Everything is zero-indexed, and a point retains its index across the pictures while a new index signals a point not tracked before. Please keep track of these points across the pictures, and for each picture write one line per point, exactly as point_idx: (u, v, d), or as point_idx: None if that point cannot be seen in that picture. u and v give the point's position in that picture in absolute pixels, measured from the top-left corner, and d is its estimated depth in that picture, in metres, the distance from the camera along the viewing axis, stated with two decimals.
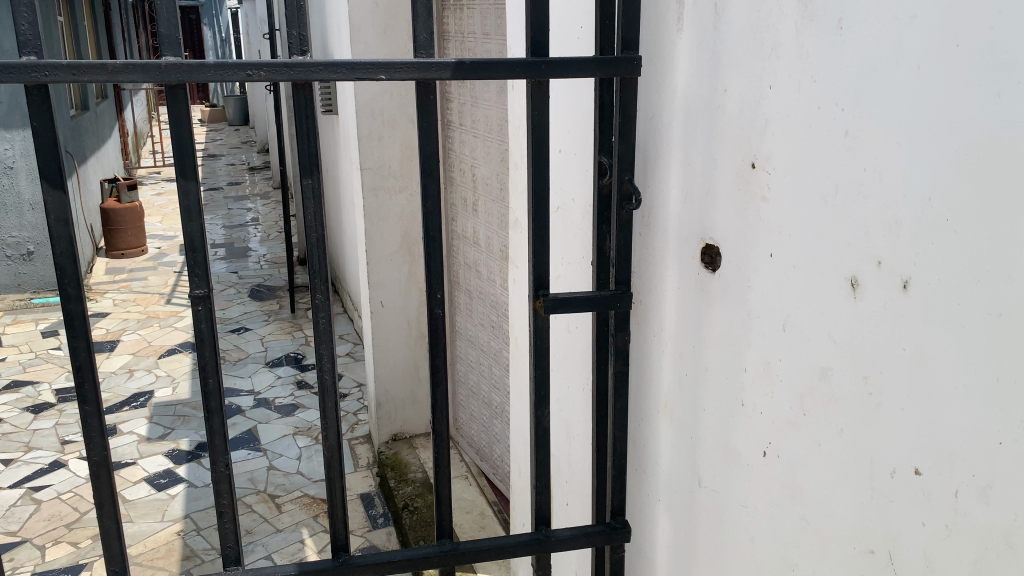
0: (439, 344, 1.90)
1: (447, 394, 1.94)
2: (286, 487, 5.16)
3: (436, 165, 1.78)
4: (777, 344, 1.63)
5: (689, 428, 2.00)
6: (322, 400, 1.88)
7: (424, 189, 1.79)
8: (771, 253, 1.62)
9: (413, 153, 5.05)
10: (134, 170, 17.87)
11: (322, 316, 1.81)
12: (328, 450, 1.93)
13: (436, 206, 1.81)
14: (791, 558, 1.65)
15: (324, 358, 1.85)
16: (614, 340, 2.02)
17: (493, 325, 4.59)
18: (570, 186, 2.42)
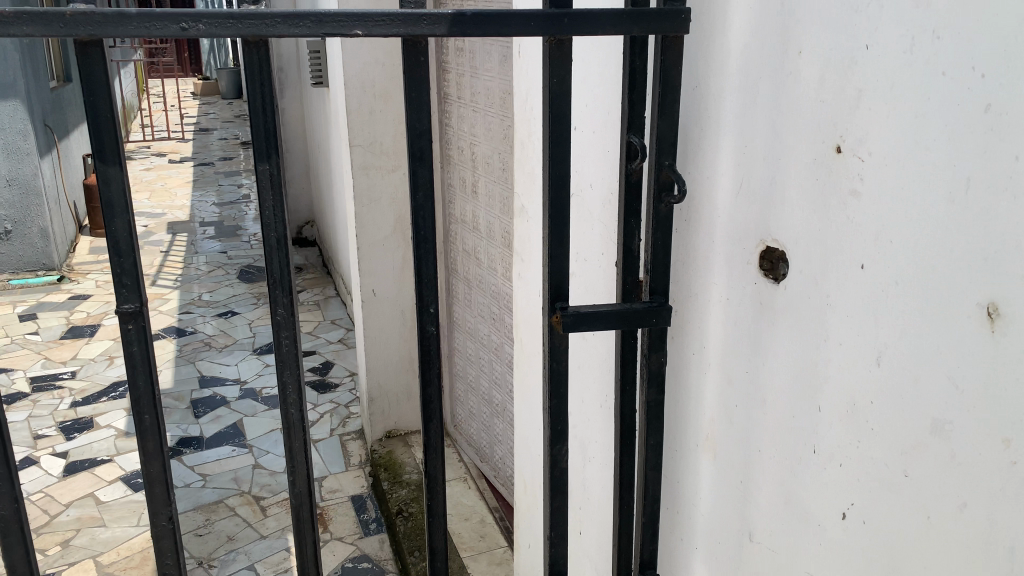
0: (432, 368, 1.52)
1: (442, 430, 1.57)
2: (272, 488, 4.82)
3: (428, 146, 1.40)
4: (867, 382, 1.27)
5: (738, 469, 1.65)
6: (288, 439, 1.49)
7: (413, 176, 1.41)
8: (861, 264, 1.26)
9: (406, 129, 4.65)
10: (124, 145, 17.40)
11: (286, 336, 1.42)
12: (297, 502, 1.53)
13: (428, 199, 1.43)
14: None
15: (290, 388, 1.46)
16: (647, 362, 1.65)
17: (494, 318, 4.23)
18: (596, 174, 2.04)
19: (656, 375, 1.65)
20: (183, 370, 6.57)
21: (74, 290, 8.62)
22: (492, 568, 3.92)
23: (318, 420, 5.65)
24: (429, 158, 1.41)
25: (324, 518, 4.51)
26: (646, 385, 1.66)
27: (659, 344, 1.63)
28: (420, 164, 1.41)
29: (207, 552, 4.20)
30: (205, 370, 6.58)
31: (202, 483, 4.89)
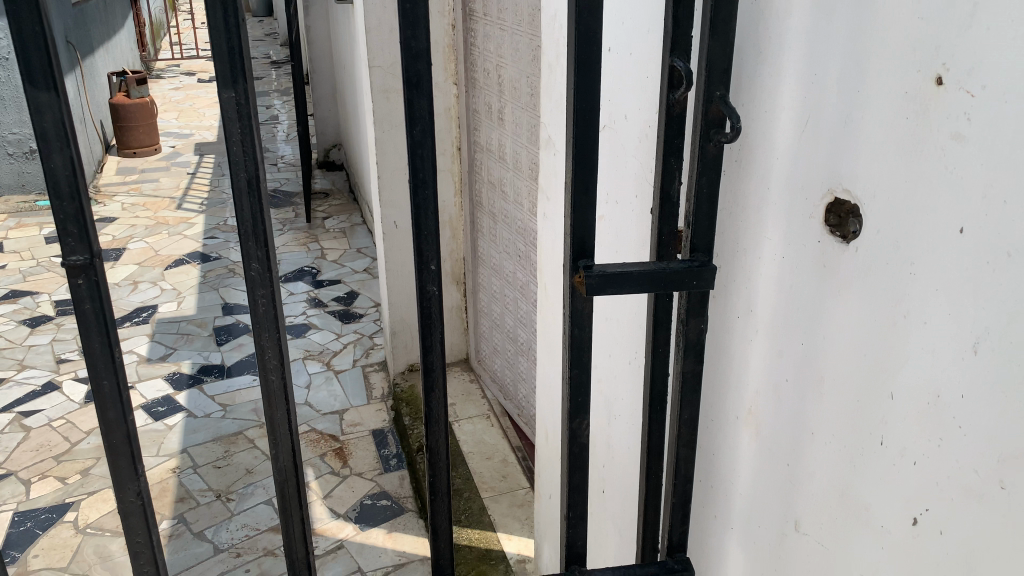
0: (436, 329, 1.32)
1: (446, 402, 1.37)
2: None
3: (427, 70, 1.15)
4: (956, 372, 1.04)
5: (785, 451, 1.44)
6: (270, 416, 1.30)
7: (410, 107, 1.17)
8: (960, 227, 1.01)
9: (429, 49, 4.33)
10: (152, 63, 17.11)
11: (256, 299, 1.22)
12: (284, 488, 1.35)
13: (429, 135, 1.19)
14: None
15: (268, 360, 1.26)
16: (685, 329, 1.41)
17: (521, 254, 4.02)
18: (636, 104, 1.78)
19: (692, 343, 1.42)
20: (206, 297, 6.47)
21: (100, 212, 8.52)
22: (513, 510, 3.80)
23: (341, 350, 5.53)
24: (428, 87, 1.17)
25: (344, 454, 4.40)
26: (681, 353, 1.44)
27: (698, 309, 1.40)
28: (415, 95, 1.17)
29: (226, 485, 4.09)
30: (228, 297, 6.47)
31: (222, 414, 4.80)
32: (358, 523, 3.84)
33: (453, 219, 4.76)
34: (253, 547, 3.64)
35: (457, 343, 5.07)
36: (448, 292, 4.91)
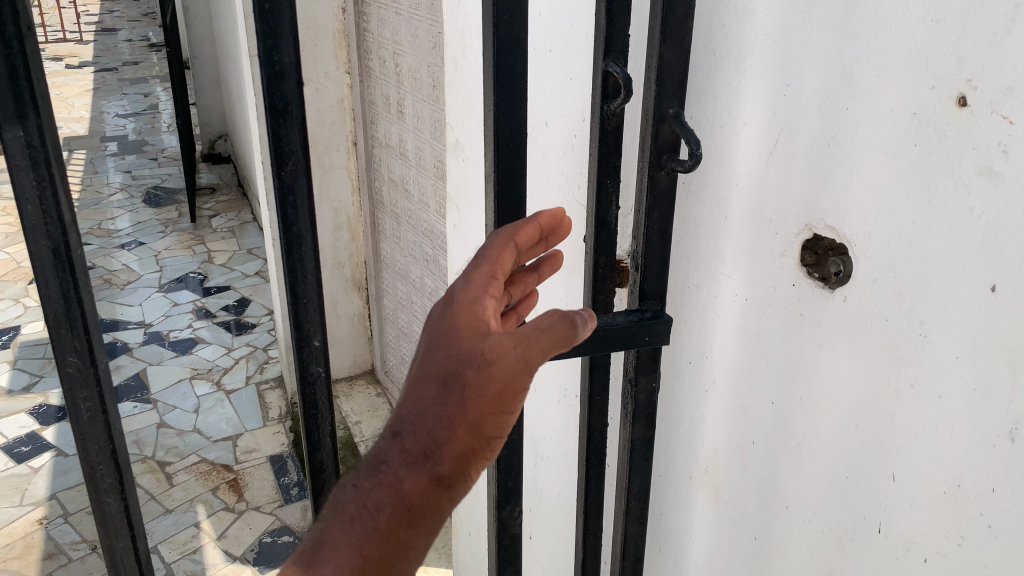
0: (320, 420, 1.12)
1: None
2: (180, 451, 4.30)
3: None
4: (986, 460, 0.84)
5: (752, 524, 1.22)
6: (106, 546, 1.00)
7: None
8: (991, 286, 0.80)
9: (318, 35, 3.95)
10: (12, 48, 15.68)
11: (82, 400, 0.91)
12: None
13: None
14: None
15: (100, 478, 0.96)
16: (636, 391, 1.18)
17: (429, 259, 3.74)
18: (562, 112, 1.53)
19: (643, 407, 1.19)
20: None
21: None
22: None
23: (233, 366, 5.11)
24: None
25: (239, 486, 4.04)
26: (630, 418, 1.21)
27: (649, 367, 1.17)
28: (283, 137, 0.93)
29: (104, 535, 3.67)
30: (104, 311, 5.89)
31: None
32: (257, 565, 3.52)
33: (351, 221, 4.42)
34: None
35: (361, 353, 4.75)
36: (349, 300, 4.59)
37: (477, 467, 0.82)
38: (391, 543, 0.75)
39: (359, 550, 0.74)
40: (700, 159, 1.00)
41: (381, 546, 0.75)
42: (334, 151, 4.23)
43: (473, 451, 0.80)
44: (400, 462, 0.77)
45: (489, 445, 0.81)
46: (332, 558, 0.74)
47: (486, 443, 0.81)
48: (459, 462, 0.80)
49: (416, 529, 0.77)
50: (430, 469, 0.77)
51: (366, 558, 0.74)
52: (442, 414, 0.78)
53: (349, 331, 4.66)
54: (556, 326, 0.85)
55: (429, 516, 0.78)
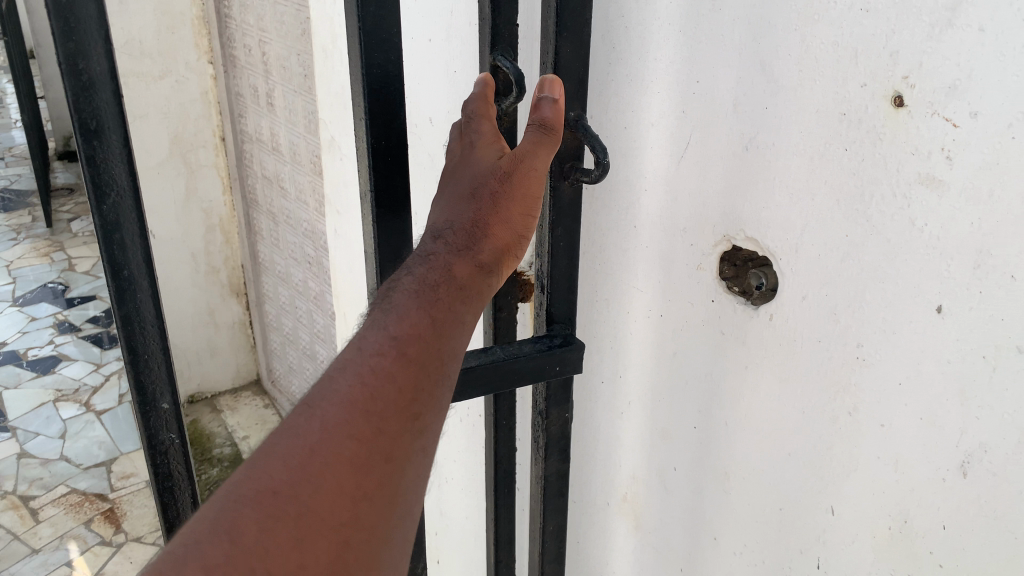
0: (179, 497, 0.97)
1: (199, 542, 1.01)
2: (45, 483, 3.91)
3: (113, 104, 0.76)
4: (935, 498, 0.75)
5: (677, 556, 1.12)
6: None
7: (94, 156, 0.78)
8: (938, 307, 0.72)
9: (174, 23, 3.61)
10: None
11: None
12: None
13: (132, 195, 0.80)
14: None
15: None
16: (547, 426, 1.08)
17: (311, 261, 3.52)
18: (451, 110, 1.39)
19: (556, 440, 1.09)
20: None
21: None
22: None
23: (103, 384, 4.71)
24: (118, 130, 0.77)
25: (116, 516, 3.71)
26: (541, 455, 1.10)
27: (561, 397, 1.06)
28: (102, 169, 0.78)
29: None
30: None
31: None
32: None
33: (224, 222, 4.12)
34: None
35: (245, 362, 4.47)
36: (227, 307, 4.29)
37: (508, 266, 0.84)
38: (452, 309, 0.73)
39: (424, 307, 0.71)
40: (608, 168, 0.90)
41: (446, 304, 0.73)
42: (200, 147, 3.91)
43: (504, 245, 0.83)
44: (444, 251, 0.78)
45: (515, 251, 0.84)
46: (396, 312, 0.70)
47: (512, 243, 0.84)
48: (494, 254, 0.81)
49: (472, 302, 0.76)
50: (473, 254, 0.79)
51: (433, 311, 0.71)
52: (472, 215, 0.82)
53: (230, 340, 4.36)
54: (539, 105, 0.88)
55: (476, 296, 0.77)
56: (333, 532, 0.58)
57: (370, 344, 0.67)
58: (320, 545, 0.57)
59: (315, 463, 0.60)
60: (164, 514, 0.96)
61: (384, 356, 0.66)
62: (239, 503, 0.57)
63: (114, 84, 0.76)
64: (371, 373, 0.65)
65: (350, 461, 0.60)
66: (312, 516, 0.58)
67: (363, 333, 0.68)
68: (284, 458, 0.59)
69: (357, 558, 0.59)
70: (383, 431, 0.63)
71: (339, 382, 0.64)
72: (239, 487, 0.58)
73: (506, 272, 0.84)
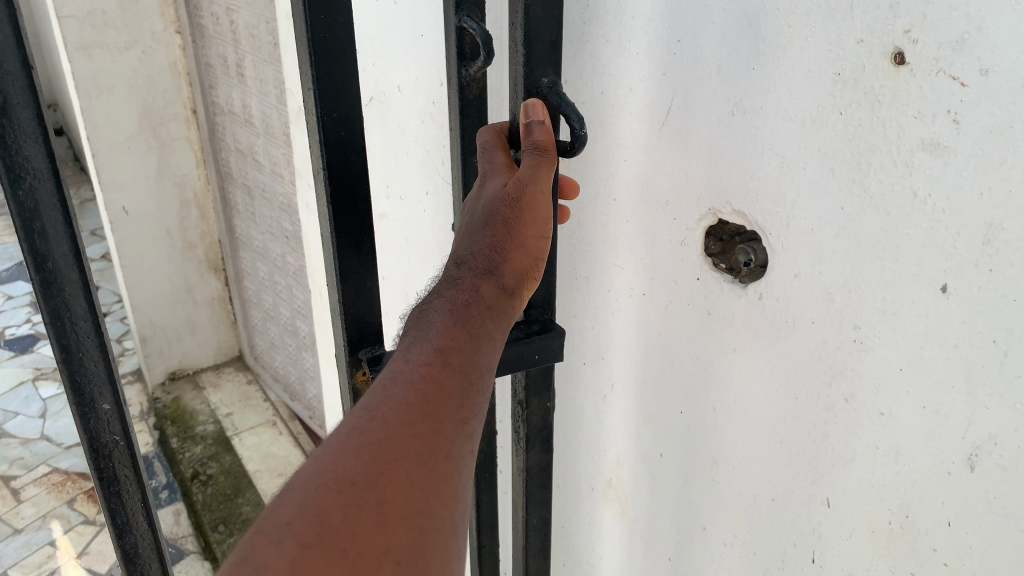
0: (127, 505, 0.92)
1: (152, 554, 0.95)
2: (26, 464, 3.85)
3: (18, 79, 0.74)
4: (944, 493, 0.70)
5: (664, 544, 1.07)
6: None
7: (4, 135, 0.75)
8: (943, 286, 0.65)
9: None
10: None
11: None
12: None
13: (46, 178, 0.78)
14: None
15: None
16: (526, 414, 1.03)
17: (289, 236, 3.44)
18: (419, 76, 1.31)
19: (537, 430, 1.04)
20: None
21: None
22: None
23: None
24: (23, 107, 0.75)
25: None
26: (522, 445, 1.05)
27: (540, 386, 1.02)
28: (11, 147, 0.76)
29: None
30: None
31: None
32: None
33: (198, 196, 4.01)
34: None
35: (226, 338, 4.39)
36: (205, 283, 4.21)
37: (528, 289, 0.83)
38: (487, 326, 0.74)
39: (463, 325, 0.72)
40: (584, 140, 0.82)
41: (477, 322, 0.73)
42: (170, 120, 3.79)
43: (527, 268, 0.82)
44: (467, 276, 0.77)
45: (535, 271, 0.83)
46: (438, 329, 0.71)
47: (533, 265, 0.83)
48: (516, 277, 0.80)
49: (503, 321, 0.76)
50: (497, 278, 0.78)
51: (468, 327, 0.72)
52: (488, 240, 0.79)
53: (209, 316, 4.29)
54: (529, 129, 0.83)
55: (504, 318, 0.77)
56: (403, 527, 0.59)
57: (416, 358, 0.68)
58: (391, 538, 0.58)
59: (384, 460, 0.60)
60: (112, 526, 0.92)
61: (430, 366, 0.67)
62: (313, 496, 0.57)
63: (21, 52, 0.74)
64: (422, 382, 0.66)
65: (413, 464, 0.61)
66: (386, 508, 0.58)
67: (404, 350, 0.69)
68: (353, 450, 0.60)
69: (429, 554, 0.59)
70: (443, 430, 0.64)
71: (395, 386, 0.65)
72: (314, 478, 0.58)
73: (526, 293, 0.83)
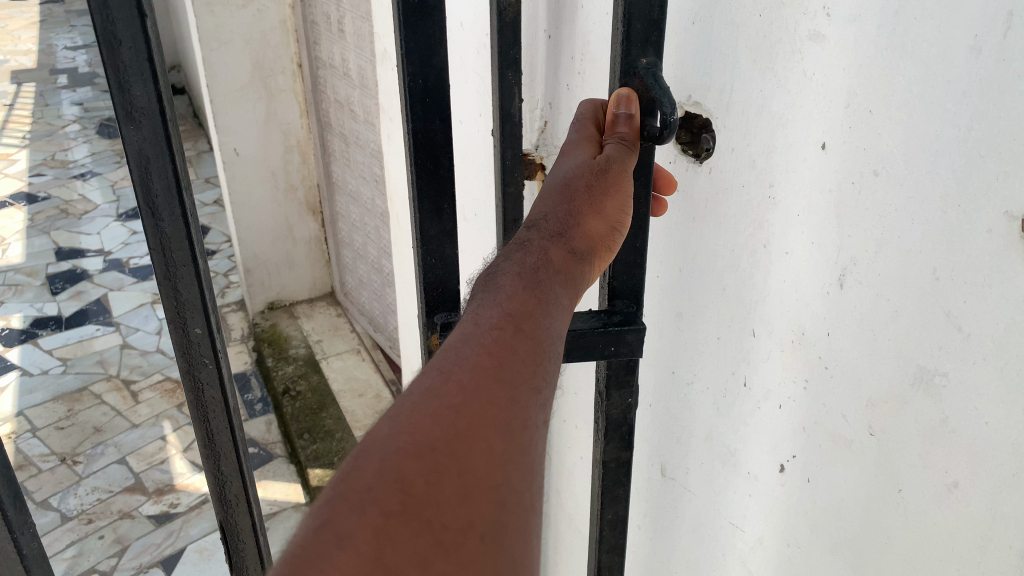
0: (217, 415, 1.08)
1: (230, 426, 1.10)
2: (144, 372, 4.39)
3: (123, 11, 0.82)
4: (827, 309, 0.91)
5: (648, 393, 1.32)
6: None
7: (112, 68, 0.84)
8: (823, 144, 0.87)
9: None
10: None
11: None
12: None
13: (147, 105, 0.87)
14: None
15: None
16: (607, 406, 1.13)
17: (377, 180, 3.78)
18: (478, 9, 1.56)
19: (615, 424, 1.14)
20: (36, 243, 5.81)
21: None
22: None
23: None
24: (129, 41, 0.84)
25: None
26: (601, 439, 1.16)
27: (620, 379, 1.11)
28: (127, 90, 0.86)
29: (71, 448, 3.86)
30: (62, 241, 5.84)
31: (63, 370, 4.43)
32: None
33: (300, 143, 4.41)
34: (107, 511, 3.52)
35: (320, 276, 4.82)
36: (304, 224, 4.63)
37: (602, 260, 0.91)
38: (553, 290, 0.82)
39: (531, 291, 0.80)
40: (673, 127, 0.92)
41: (545, 284, 0.82)
42: (279, 72, 4.18)
43: (599, 238, 0.90)
44: (540, 239, 0.88)
45: (609, 244, 0.91)
46: (506, 294, 0.79)
47: (606, 236, 0.91)
48: (590, 245, 0.89)
49: (570, 287, 0.84)
50: (566, 243, 0.87)
51: (537, 292, 0.80)
52: (567, 207, 0.90)
53: (306, 255, 4.71)
54: (616, 121, 0.94)
55: (572, 283, 0.85)
56: (487, 486, 0.63)
57: (485, 321, 0.75)
58: (480, 498, 0.62)
59: (462, 422, 0.65)
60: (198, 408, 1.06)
61: (503, 329, 0.75)
62: (398, 455, 0.61)
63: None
64: (492, 344, 0.73)
65: (490, 422, 0.66)
66: (466, 482, 0.62)
67: (476, 313, 0.77)
68: (430, 417, 0.64)
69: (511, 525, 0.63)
70: (515, 395, 0.70)
71: (468, 350, 0.72)
72: (397, 439, 0.62)
73: (600, 264, 0.91)
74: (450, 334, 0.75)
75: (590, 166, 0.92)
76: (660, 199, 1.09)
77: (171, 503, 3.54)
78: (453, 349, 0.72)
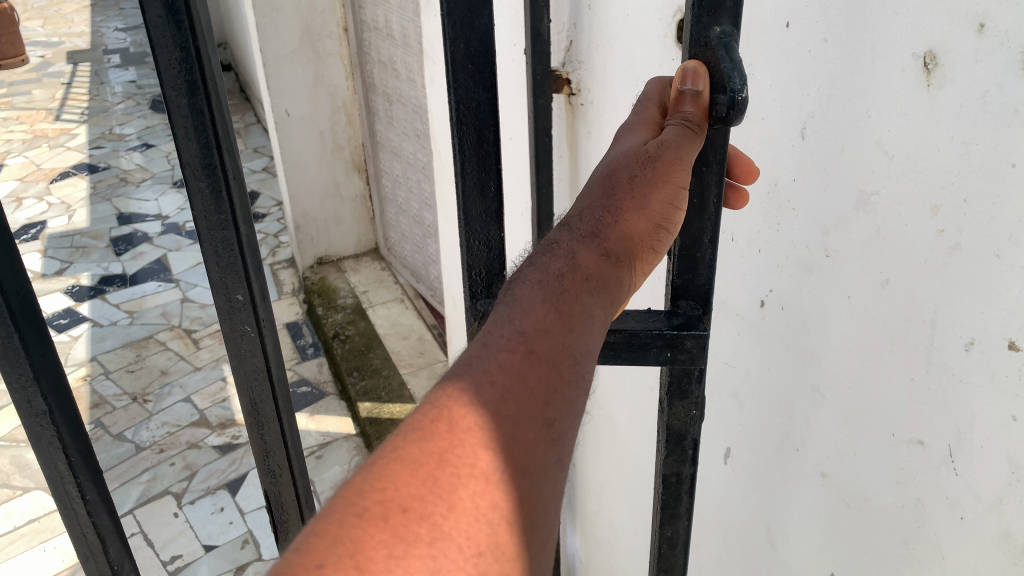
0: (258, 382, 1.25)
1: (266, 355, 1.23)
2: (204, 321, 4.70)
3: None
4: (793, 159, 1.14)
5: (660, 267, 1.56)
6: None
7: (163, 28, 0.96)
8: (787, 23, 1.09)
9: None
10: None
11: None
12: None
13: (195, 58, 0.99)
14: (820, 464, 1.25)
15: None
16: (670, 415, 1.10)
17: (419, 134, 4.03)
18: None
19: (676, 436, 1.11)
20: (99, 209, 6.15)
21: None
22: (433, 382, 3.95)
23: None
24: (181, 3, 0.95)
25: None
26: (662, 452, 1.13)
27: (681, 389, 1.09)
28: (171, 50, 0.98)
29: (141, 388, 4.12)
30: (122, 207, 6.18)
31: (130, 320, 4.73)
32: None
33: (346, 104, 4.69)
34: (176, 442, 3.73)
35: (365, 232, 5.11)
36: (350, 182, 4.92)
37: (638, 260, 0.94)
38: (584, 301, 0.87)
39: (556, 304, 0.85)
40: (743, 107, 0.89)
41: (571, 294, 0.87)
42: (326, 37, 4.45)
43: (638, 240, 0.93)
44: (571, 243, 0.92)
45: (651, 244, 0.94)
46: (530, 309, 0.85)
47: (648, 236, 0.94)
48: (625, 248, 0.93)
49: (603, 295, 0.89)
50: (598, 245, 0.92)
51: (563, 305, 0.85)
52: (606, 208, 0.94)
53: (352, 212, 5.00)
54: (682, 98, 0.94)
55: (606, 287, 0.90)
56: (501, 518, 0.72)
57: (499, 343, 0.82)
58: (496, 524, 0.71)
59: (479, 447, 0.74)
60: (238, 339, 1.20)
61: (522, 347, 0.82)
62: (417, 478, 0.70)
63: None
64: (500, 372, 0.79)
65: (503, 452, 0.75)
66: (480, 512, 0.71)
67: (500, 326, 0.84)
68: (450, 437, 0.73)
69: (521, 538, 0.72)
70: (536, 418, 0.78)
71: (491, 369, 0.79)
72: (415, 463, 0.71)
73: (635, 264, 0.94)
74: (472, 349, 0.83)
75: (637, 157, 0.94)
76: (743, 191, 1.13)
77: (235, 435, 3.76)
78: (473, 365, 0.80)
